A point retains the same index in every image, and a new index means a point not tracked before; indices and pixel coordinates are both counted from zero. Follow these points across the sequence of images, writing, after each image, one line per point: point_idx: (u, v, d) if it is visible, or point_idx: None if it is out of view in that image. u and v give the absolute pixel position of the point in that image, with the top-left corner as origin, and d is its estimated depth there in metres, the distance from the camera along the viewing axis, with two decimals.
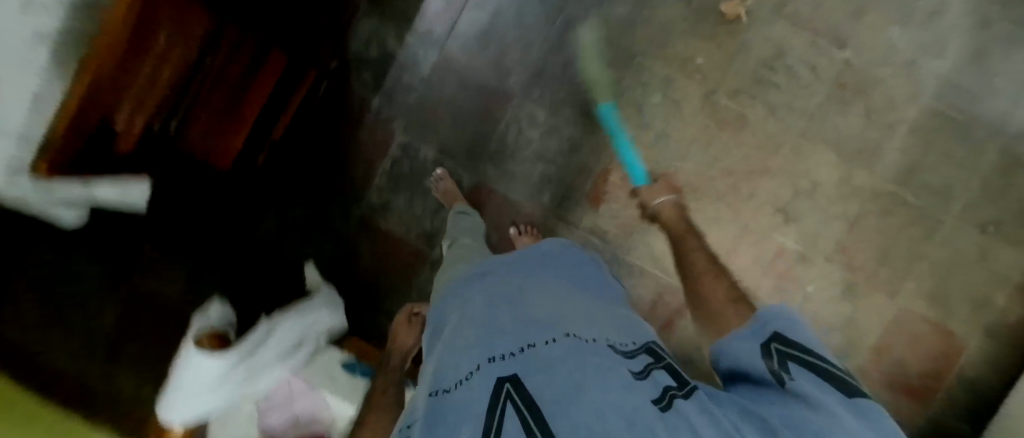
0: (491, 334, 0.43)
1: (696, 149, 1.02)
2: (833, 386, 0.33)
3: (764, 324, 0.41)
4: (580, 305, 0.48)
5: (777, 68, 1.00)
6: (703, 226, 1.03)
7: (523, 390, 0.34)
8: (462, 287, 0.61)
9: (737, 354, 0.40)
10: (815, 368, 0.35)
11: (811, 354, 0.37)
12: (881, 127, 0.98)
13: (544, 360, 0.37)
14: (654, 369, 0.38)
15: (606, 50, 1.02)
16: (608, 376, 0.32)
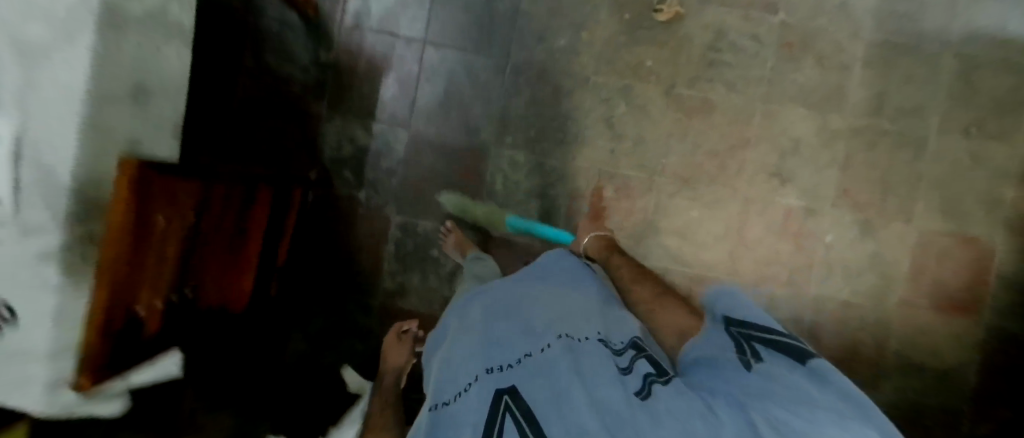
0: (490, 348, 0.52)
1: (675, 143, 1.05)
2: (790, 357, 0.42)
3: (727, 312, 0.52)
4: (569, 308, 0.57)
5: (723, 47, 1.04)
6: (706, 211, 1.05)
7: (520, 400, 0.42)
8: (466, 304, 0.70)
9: (708, 342, 0.49)
10: (772, 344, 0.45)
11: (764, 335, 0.47)
12: (838, 70, 1.02)
13: (540, 368, 0.45)
14: (636, 359, 0.46)
15: (561, 80, 1.06)
16: (597, 377, 0.41)
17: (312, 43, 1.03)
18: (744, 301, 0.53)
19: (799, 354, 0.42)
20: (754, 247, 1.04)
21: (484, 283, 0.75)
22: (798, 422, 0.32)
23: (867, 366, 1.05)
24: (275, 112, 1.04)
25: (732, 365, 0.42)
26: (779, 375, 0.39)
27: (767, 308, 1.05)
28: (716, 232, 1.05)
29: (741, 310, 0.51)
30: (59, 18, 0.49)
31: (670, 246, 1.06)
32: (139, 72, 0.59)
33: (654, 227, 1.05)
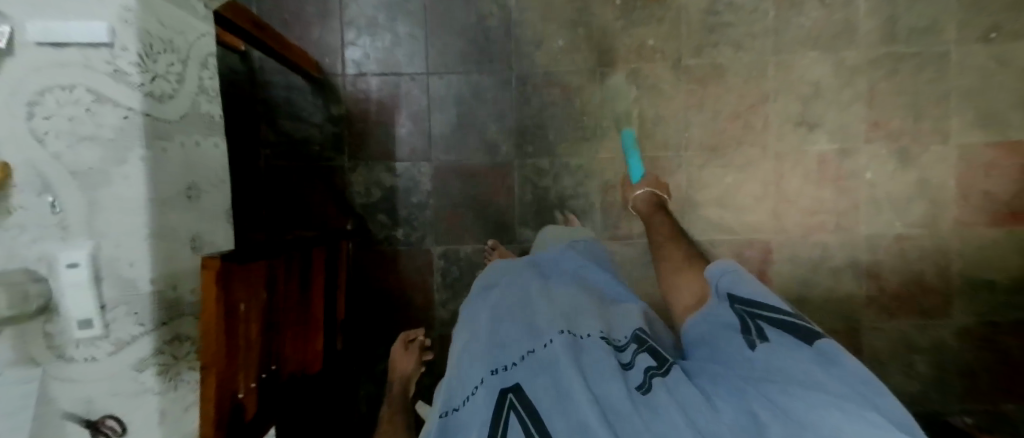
0: (495, 349, 0.50)
1: (694, 115, 1.04)
2: (793, 337, 0.42)
3: (720, 287, 0.51)
4: (569, 304, 0.57)
5: (721, 10, 1.03)
6: (740, 174, 1.04)
7: (524, 396, 0.42)
8: (469, 305, 0.67)
9: (713, 320, 0.49)
10: (776, 323, 0.44)
11: (766, 309, 0.46)
12: (842, 6, 1.01)
13: (543, 363, 0.45)
14: (637, 355, 0.48)
15: (568, 79, 1.06)
16: (602, 375, 0.42)
17: (320, 100, 1.07)
18: (741, 271, 0.52)
19: (804, 333, 0.42)
20: (795, 199, 1.03)
21: (488, 276, 0.73)
22: (803, 414, 0.34)
23: (935, 295, 1.03)
24: (301, 174, 1.07)
25: (736, 351, 0.43)
26: (781, 359, 0.39)
27: (822, 256, 1.03)
28: (755, 193, 1.04)
29: (744, 285, 0.50)
30: (105, 140, 0.53)
31: (712, 216, 1.05)
32: (190, 172, 0.62)
33: (692, 201, 1.05)
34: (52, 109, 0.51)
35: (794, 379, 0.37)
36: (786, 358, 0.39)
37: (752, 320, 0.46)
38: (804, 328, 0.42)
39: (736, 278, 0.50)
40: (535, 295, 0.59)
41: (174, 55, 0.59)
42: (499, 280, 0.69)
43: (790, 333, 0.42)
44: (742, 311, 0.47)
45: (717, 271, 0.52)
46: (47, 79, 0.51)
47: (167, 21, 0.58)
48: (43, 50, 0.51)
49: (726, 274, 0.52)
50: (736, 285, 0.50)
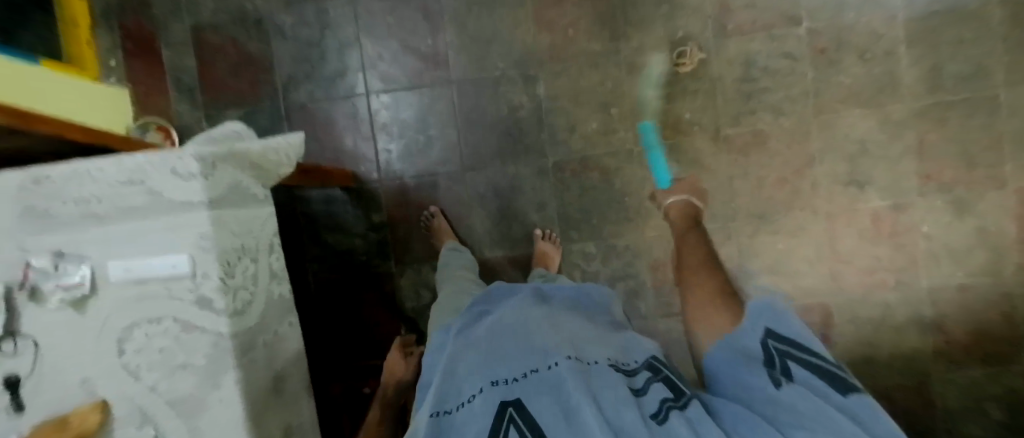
0: (495, 362, 0.50)
1: (740, 184, 1.01)
2: (834, 385, 0.39)
3: (758, 319, 0.48)
4: (570, 330, 0.57)
5: (757, 75, 0.99)
6: (793, 240, 1.01)
7: (525, 412, 0.41)
8: (468, 324, 0.65)
9: (736, 350, 0.47)
10: (809, 365, 0.42)
11: (804, 350, 0.43)
12: (882, 59, 0.98)
13: (547, 384, 0.44)
14: (651, 383, 0.47)
15: (605, 161, 1.03)
16: (612, 396, 0.41)
17: (360, 209, 1.06)
18: (790, 307, 0.48)
19: (841, 383, 0.39)
20: (851, 259, 1.02)
21: (486, 297, 0.74)
22: None
23: (1002, 341, 1.01)
24: (349, 285, 1.07)
25: (759, 387, 0.41)
26: (805, 406, 0.37)
27: (881, 314, 1.03)
28: (810, 258, 1.02)
29: (784, 325, 0.46)
30: (197, 367, 0.54)
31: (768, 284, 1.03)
32: (274, 364, 0.62)
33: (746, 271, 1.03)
34: (142, 341, 0.53)
35: (824, 424, 0.34)
36: (814, 406, 0.36)
37: (782, 360, 0.43)
38: (842, 375, 0.39)
39: (777, 318, 0.47)
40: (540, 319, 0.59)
41: (246, 257, 0.59)
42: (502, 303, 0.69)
43: (825, 381, 0.39)
44: (774, 350, 0.45)
45: (760, 309, 0.49)
46: (134, 316, 0.53)
47: (237, 228, 0.58)
48: (124, 286, 0.53)
49: (767, 312, 0.48)
50: (777, 322, 0.47)
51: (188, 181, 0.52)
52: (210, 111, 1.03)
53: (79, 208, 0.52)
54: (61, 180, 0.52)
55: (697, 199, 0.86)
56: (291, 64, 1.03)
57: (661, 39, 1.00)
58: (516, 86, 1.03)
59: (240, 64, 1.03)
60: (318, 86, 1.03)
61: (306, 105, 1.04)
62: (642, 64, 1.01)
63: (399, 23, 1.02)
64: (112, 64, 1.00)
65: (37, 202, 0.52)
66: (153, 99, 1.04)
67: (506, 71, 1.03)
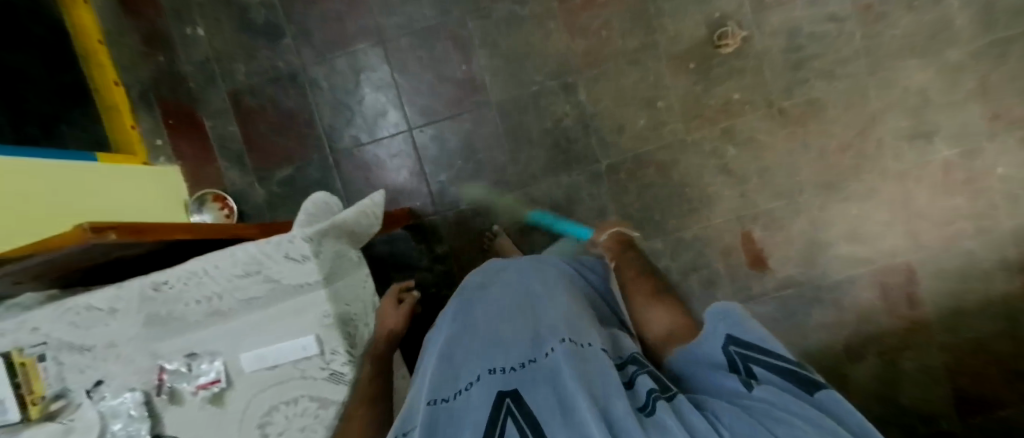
0: (496, 348, 0.47)
1: (800, 156, 0.99)
2: (803, 389, 0.34)
3: (721, 320, 0.42)
4: (568, 305, 0.52)
5: (803, 43, 0.97)
6: (864, 203, 0.99)
7: (523, 405, 0.37)
8: (472, 297, 0.59)
9: (700, 358, 0.43)
10: (779, 368, 0.36)
11: (770, 353, 0.38)
12: (931, 5, 0.94)
13: (545, 375, 0.40)
14: (639, 374, 0.41)
15: (659, 156, 1.02)
16: (608, 384, 0.36)
17: (423, 243, 1.06)
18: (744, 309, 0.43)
19: (807, 380, 0.34)
20: (929, 214, 0.99)
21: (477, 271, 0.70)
22: None
23: None
24: (424, 319, 1.07)
25: (732, 390, 0.36)
26: (783, 404, 0.32)
27: (967, 264, 0.99)
28: (885, 218, 1.00)
29: (745, 324, 0.41)
30: None
31: (844, 251, 1.01)
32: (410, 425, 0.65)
33: (820, 242, 1.01)
34: (283, 422, 0.54)
35: (812, 426, 0.29)
36: (793, 408, 0.31)
37: (746, 365, 0.38)
38: (812, 378, 0.34)
39: (740, 319, 0.41)
40: (542, 297, 0.54)
41: (360, 322, 0.60)
42: (501, 276, 0.62)
43: (792, 381, 0.35)
44: (737, 355, 0.39)
45: (714, 315, 0.43)
46: (272, 398, 0.54)
47: (349, 298, 0.59)
48: (258, 373, 0.54)
49: (724, 317, 0.42)
50: (738, 325, 0.41)
51: (302, 263, 0.53)
52: (261, 174, 1.04)
53: (203, 306, 0.53)
54: (177, 284, 0.52)
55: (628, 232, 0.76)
56: (331, 114, 1.03)
57: (698, 23, 0.98)
58: (557, 96, 1.02)
59: (282, 124, 1.03)
60: (361, 131, 1.04)
61: (353, 151, 1.04)
62: (683, 52, 0.99)
63: (430, 55, 1.01)
64: (158, 143, 1.02)
65: (157, 308, 0.53)
66: (203, 171, 1.04)
67: (545, 83, 1.01)
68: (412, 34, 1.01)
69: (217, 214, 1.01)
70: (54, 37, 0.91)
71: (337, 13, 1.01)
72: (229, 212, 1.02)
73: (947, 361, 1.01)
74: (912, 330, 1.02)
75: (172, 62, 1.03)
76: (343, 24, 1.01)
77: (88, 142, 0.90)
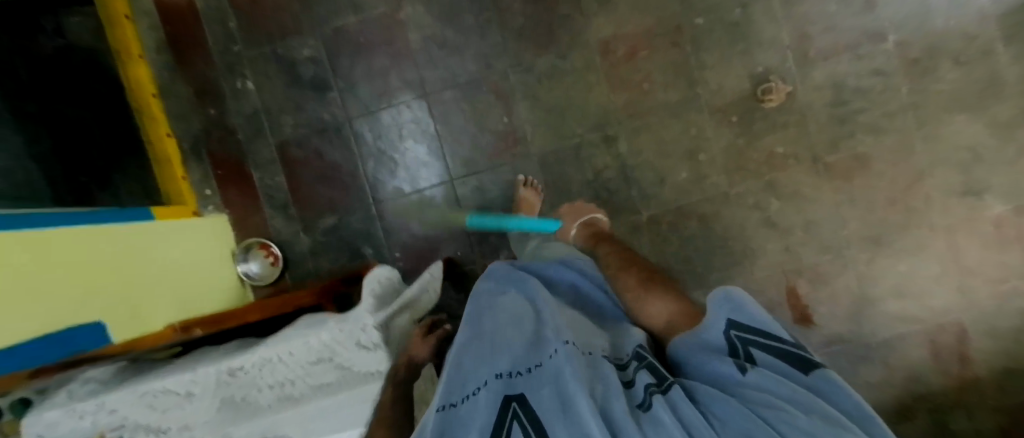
0: (499, 352, 0.49)
1: (847, 211, 0.98)
2: (792, 368, 0.38)
3: (722, 308, 0.45)
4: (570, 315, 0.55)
5: (848, 98, 0.95)
6: (912, 259, 0.98)
7: (528, 406, 0.40)
8: (478, 296, 0.62)
9: (697, 341, 0.46)
10: (772, 350, 0.41)
11: (768, 336, 0.42)
12: (981, 60, 0.92)
13: (548, 376, 0.42)
14: (638, 372, 0.45)
15: (702, 209, 1.01)
16: (608, 390, 0.40)
17: (463, 293, 1.06)
18: (749, 296, 0.46)
19: (801, 362, 0.38)
20: (980, 271, 0.97)
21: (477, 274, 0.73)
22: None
23: None
24: None
25: (728, 373, 0.41)
26: (773, 390, 0.36)
27: (1020, 323, 0.97)
28: (934, 275, 0.98)
29: (743, 309, 0.44)
30: None
31: (891, 307, 0.99)
32: None
33: (867, 298, 0.99)
34: None
35: (802, 408, 0.33)
36: (783, 393, 0.35)
37: (745, 348, 0.42)
38: (805, 358, 0.39)
39: (737, 306, 0.44)
40: (542, 301, 0.57)
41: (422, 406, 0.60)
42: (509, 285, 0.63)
43: (786, 363, 0.39)
44: (737, 338, 0.44)
45: (716, 302, 0.46)
46: None
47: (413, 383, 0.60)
48: None
49: (728, 301, 0.45)
50: (738, 310, 0.44)
51: (374, 350, 0.55)
52: (305, 223, 1.06)
53: (275, 391, 0.55)
54: (253, 370, 0.54)
55: (598, 218, 0.92)
56: (375, 165, 1.05)
57: (741, 76, 0.97)
58: (598, 148, 1.02)
59: (327, 174, 1.05)
60: (404, 181, 1.05)
61: (395, 201, 1.05)
62: (725, 106, 0.98)
63: (472, 107, 1.03)
64: (208, 193, 1.06)
65: (231, 392, 0.54)
66: (250, 220, 1.07)
67: (586, 135, 1.02)
68: (455, 87, 1.02)
69: (263, 261, 1.05)
70: (106, 89, 0.95)
71: (381, 67, 1.03)
72: (275, 260, 1.05)
73: (1001, 421, 0.98)
74: (964, 389, 0.99)
75: (223, 114, 1.05)
76: (386, 78, 1.03)
77: (138, 191, 0.92)
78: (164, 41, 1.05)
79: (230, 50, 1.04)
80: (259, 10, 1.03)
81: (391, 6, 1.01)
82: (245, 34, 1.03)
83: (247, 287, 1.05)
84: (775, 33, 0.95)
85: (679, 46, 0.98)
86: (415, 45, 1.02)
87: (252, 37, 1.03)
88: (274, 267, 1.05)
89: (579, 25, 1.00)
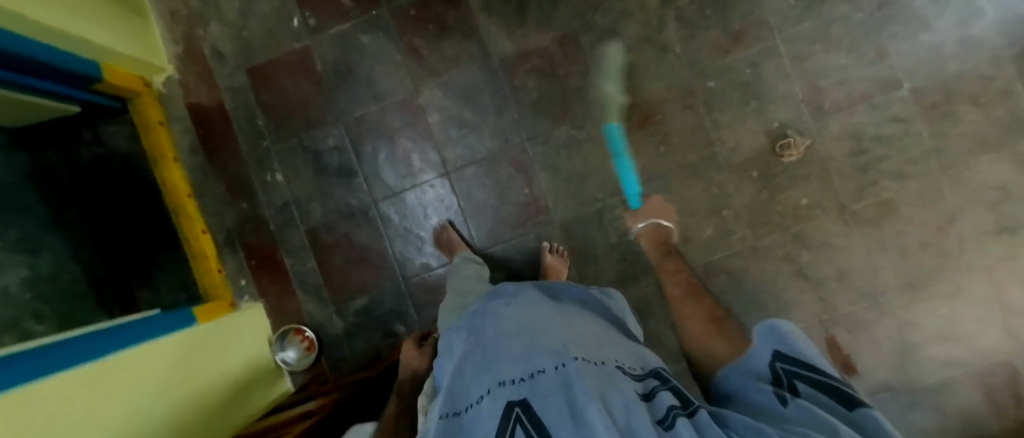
0: (505, 359, 0.45)
1: (879, 258, 0.97)
2: (830, 398, 0.35)
3: (772, 341, 0.46)
4: (582, 327, 0.52)
5: (869, 146, 0.95)
6: (954, 301, 0.95)
7: (533, 413, 0.35)
8: (487, 314, 0.60)
9: (747, 373, 0.46)
10: (812, 382, 0.38)
11: (811, 370, 0.40)
12: (1000, 100, 0.92)
13: (554, 382, 0.38)
14: (660, 391, 0.41)
15: (731, 264, 1.00)
16: (625, 400, 0.36)
17: None
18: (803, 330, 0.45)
19: (841, 396, 0.35)
20: None
21: (485, 296, 0.72)
22: None
23: None
24: None
25: (768, 405, 0.38)
26: (800, 416, 0.33)
27: None
28: (978, 316, 0.95)
29: (790, 343, 0.44)
30: None
31: (938, 353, 0.96)
32: None
33: (911, 344, 0.97)
34: None
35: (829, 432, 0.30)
36: (809, 416, 0.32)
37: (788, 380, 0.41)
38: (845, 390, 0.35)
39: (781, 337, 0.45)
40: (554, 317, 0.54)
41: None
42: (517, 301, 0.62)
43: (824, 395, 0.36)
44: (782, 371, 0.42)
45: (768, 333, 0.47)
46: None
47: None
48: None
49: (774, 334, 0.46)
50: (782, 342, 0.45)
51: None
52: (338, 305, 1.08)
53: None
54: None
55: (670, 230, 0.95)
56: (402, 243, 1.07)
57: (758, 132, 0.98)
58: (620, 211, 1.03)
59: (357, 255, 1.08)
60: (431, 257, 1.07)
61: (424, 277, 1.07)
62: (744, 162, 0.99)
63: (494, 181, 1.05)
64: (242, 283, 1.10)
65: None
66: (285, 305, 1.09)
67: (608, 199, 1.03)
68: (475, 162, 1.05)
69: (298, 348, 1.05)
70: (145, 190, 1.04)
71: (404, 150, 1.06)
72: (309, 344, 1.06)
73: None
74: None
75: (255, 208, 1.09)
76: (409, 159, 1.07)
77: (177, 282, 1.03)
78: (198, 143, 1.10)
79: (259, 145, 1.09)
80: (285, 105, 1.08)
81: (410, 92, 1.06)
82: (273, 129, 1.08)
83: (285, 372, 1.07)
84: (788, 89, 0.97)
85: (693, 108, 1.00)
86: (435, 127, 1.06)
87: (279, 131, 1.08)
88: (308, 352, 1.06)
89: (592, 95, 1.03)
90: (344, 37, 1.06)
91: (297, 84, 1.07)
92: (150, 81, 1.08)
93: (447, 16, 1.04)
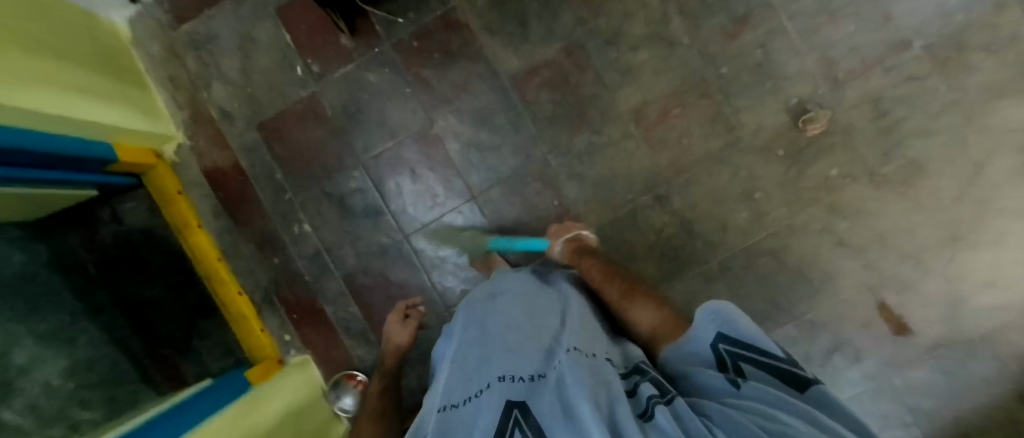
0: (504, 357, 0.48)
1: (916, 216, 0.97)
2: (786, 384, 0.42)
3: (713, 323, 0.50)
4: (574, 321, 0.56)
5: (889, 109, 0.96)
6: (996, 247, 0.96)
7: (530, 416, 0.38)
8: (483, 307, 0.63)
9: (690, 355, 0.52)
10: (761, 366, 0.45)
11: (757, 351, 0.46)
12: (1011, 44, 0.93)
13: (550, 386, 0.42)
14: (641, 384, 0.46)
15: (771, 244, 1.01)
16: (612, 398, 0.39)
17: None
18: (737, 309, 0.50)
19: (797, 380, 0.42)
20: None
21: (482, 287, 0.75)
22: None
23: None
24: None
25: (721, 388, 0.44)
26: (768, 403, 0.39)
27: None
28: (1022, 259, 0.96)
29: (731, 325, 0.48)
30: None
31: (988, 300, 0.97)
32: None
33: (959, 296, 0.98)
34: None
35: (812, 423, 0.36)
36: (780, 404, 0.38)
37: (734, 363, 0.47)
38: (794, 373, 0.43)
39: (725, 321, 0.48)
40: (549, 316, 0.57)
41: None
42: (513, 294, 0.64)
43: (777, 379, 0.43)
44: (726, 353, 0.48)
45: (709, 318, 0.50)
46: None
47: None
48: None
49: (715, 318, 0.49)
50: (725, 324, 0.49)
51: None
52: None
53: None
54: None
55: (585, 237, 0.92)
56: (439, 273, 1.07)
57: (777, 111, 0.99)
58: (652, 209, 1.03)
59: (395, 293, 1.07)
60: (470, 281, 1.07)
61: None
62: (768, 142, 0.99)
63: (522, 198, 1.05)
64: (286, 339, 1.08)
65: None
66: (332, 354, 1.08)
67: (638, 199, 1.03)
68: (500, 182, 1.05)
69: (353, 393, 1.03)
70: (173, 263, 1.04)
71: (426, 181, 1.06)
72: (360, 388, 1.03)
73: None
74: None
75: (287, 261, 1.08)
76: (433, 190, 1.06)
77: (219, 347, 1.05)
78: (220, 206, 1.08)
79: (282, 198, 1.07)
80: (300, 154, 1.07)
81: (424, 123, 1.05)
82: (292, 180, 1.07)
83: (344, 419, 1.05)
84: (800, 64, 0.97)
85: (709, 96, 1.00)
86: (454, 154, 1.05)
87: (298, 181, 1.07)
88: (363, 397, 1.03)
89: (607, 99, 1.02)
90: (349, 78, 1.05)
91: (308, 131, 1.06)
92: (161, 152, 1.04)
93: (450, 43, 1.03)
